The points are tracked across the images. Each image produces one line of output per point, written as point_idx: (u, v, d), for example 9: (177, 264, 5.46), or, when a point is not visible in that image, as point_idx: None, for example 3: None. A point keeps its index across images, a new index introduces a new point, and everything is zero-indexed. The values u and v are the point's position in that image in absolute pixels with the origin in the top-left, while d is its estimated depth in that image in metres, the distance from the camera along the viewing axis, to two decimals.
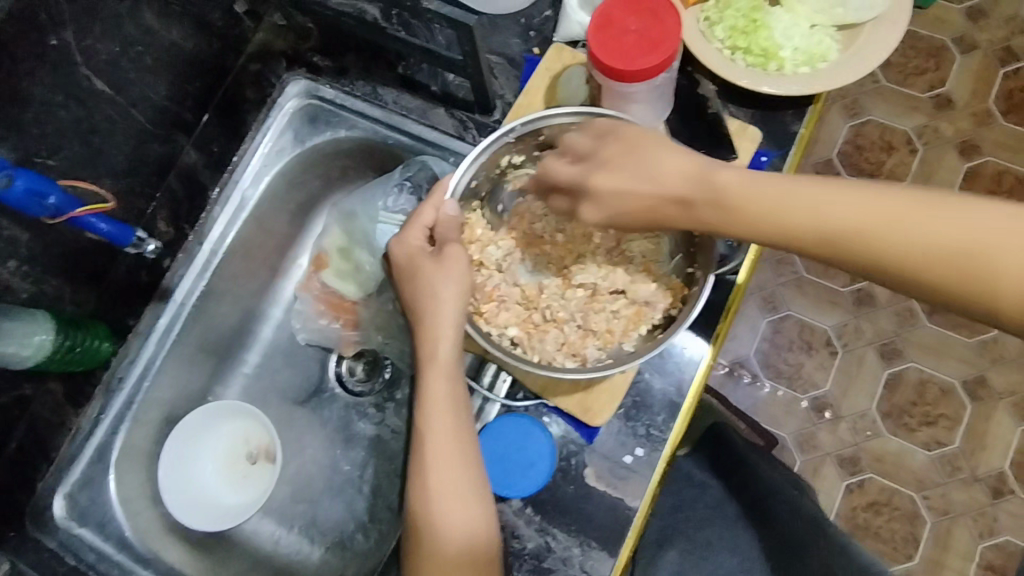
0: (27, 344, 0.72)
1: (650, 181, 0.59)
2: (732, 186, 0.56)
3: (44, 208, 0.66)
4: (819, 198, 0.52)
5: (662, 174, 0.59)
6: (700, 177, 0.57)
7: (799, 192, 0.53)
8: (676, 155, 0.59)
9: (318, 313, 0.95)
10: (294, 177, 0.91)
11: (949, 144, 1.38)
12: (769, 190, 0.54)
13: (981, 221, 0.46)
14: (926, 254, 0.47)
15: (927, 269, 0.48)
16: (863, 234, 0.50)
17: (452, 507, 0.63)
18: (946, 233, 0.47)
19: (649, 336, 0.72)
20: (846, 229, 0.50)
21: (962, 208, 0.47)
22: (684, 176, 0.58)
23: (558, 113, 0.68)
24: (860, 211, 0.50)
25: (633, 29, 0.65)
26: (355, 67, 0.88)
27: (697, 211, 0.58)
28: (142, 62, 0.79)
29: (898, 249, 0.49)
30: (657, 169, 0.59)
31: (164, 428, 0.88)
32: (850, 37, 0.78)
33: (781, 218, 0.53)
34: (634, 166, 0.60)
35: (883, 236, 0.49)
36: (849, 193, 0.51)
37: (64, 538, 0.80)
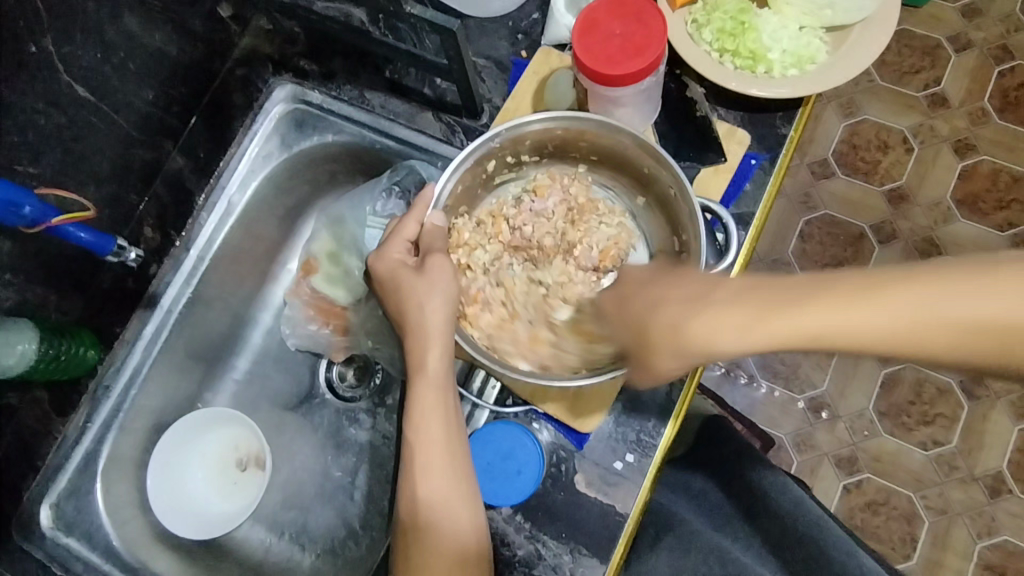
0: (10, 354, 0.71)
1: (647, 357, 0.53)
2: (715, 310, 0.49)
3: (19, 218, 0.65)
4: (849, 311, 0.44)
5: (665, 322, 0.51)
6: (681, 324, 0.50)
7: (757, 314, 0.47)
8: (684, 313, 0.50)
9: (308, 318, 0.94)
10: (282, 182, 0.90)
11: (944, 142, 1.37)
12: (758, 318, 0.47)
13: (990, 307, 0.41)
14: (1002, 357, 0.42)
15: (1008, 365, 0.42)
16: (898, 340, 0.43)
17: (442, 518, 0.63)
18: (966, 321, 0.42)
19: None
20: (859, 341, 0.44)
21: (994, 292, 0.41)
22: (677, 310, 0.51)
23: (535, 118, 0.68)
24: (915, 317, 0.43)
25: (617, 33, 0.65)
26: (342, 71, 0.88)
27: (692, 335, 0.49)
28: (126, 68, 0.78)
29: (967, 354, 0.42)
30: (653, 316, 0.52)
31: (152, 436, 0.88)
32: (839, 39, 0.77)
33: (762, 338, 0.47)
34: (665, 286, 0.54)
35: (936, 342, 0.43)
36: (882, 298, 0.44)
37: (51, 547, 0.80)
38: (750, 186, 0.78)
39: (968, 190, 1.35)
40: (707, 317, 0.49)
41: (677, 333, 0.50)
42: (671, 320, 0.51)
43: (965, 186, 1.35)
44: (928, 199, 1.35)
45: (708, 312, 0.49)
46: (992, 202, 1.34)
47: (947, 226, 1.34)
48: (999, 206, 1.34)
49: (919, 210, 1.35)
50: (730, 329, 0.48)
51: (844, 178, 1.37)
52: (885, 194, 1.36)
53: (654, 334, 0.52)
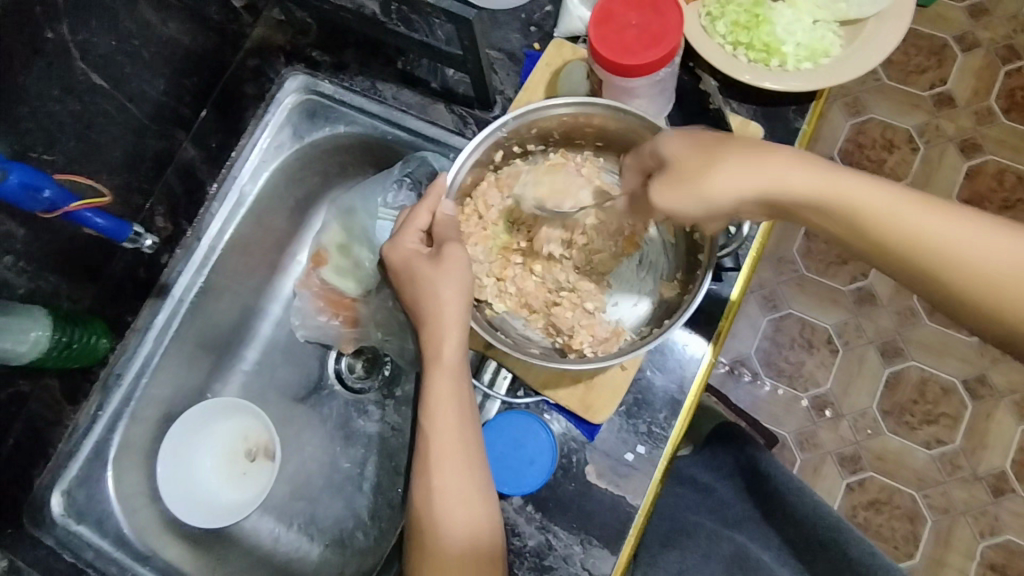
0: (23, 341, 0.72)
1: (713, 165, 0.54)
2: (803, 164, 0.53)
3: (38, 202, 0.65)
4: (981, 237, 0.48)
5: (731, 178, 0.54)
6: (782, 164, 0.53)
7: (955, 215, 0.49)
8: (786, 164, 0.53)
9: (317, 310, 0.94)
10: (293, 172, 0.90)
11: (950, 142, 1.37)
12: (861, 178, 0.51)
13: None
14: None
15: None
16: (976, 265, 0.47)
17: (456, 507, 0.63)
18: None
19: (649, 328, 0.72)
20: (947, 244, 0.48)
21: None
22: (782, 162, 0.53)
23: (553, 104, 0.68)
24: (998, 252, 0.47)
25: (633, 24, 0.65)
26: (354, 62, 0.88)
27: (791, 179, 0.53)
28: (140, 56, 0.78)
29: (1021, 297, 0.46)
30: (739, 151, 0.54)
31: (162, 426, 0.88)
32: (852, 34, 0.77)
33: (928, 226, 0.49)
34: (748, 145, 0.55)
35: (997, 278, 0.47)
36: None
37: (62, 535, 0.80)
38: None
39: (974, 190, 1.35)
40: (795, 169, 0.53)
41: (762, 167, 0.53)
42: (769, 168, 0.53)
43: (971, 186, 1.35)
44: (934, 198, 1.35)
45: (797, 165, 0.53)
46: (997, 202, 1.34)
47: None
48: (1004, 206, 1.34)
49: None
50: (909, 210, 0.50)
51: None
52: None
53: (741, 179, 0.54)
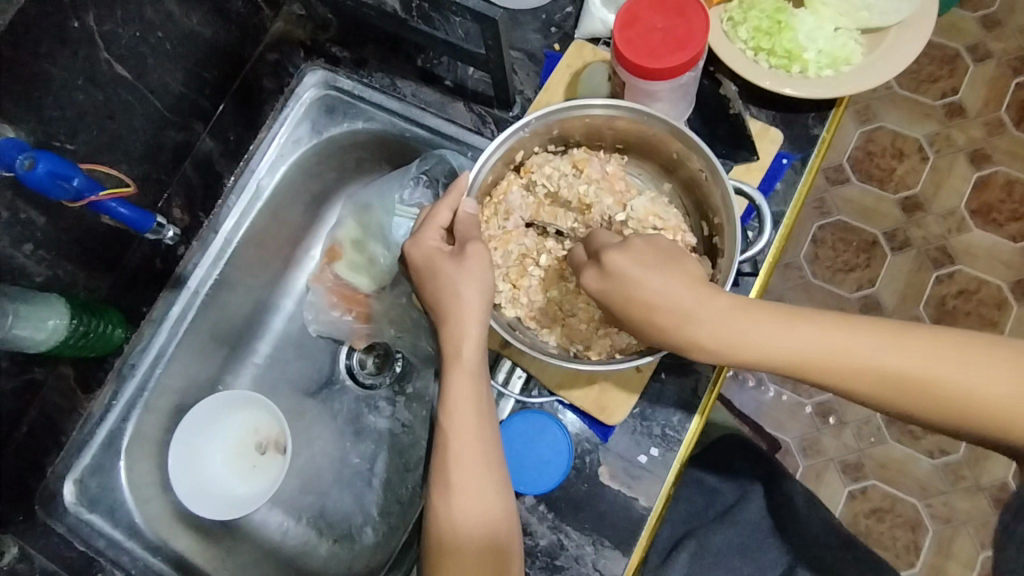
0: (41, 329, 0.72)
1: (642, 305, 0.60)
2: (723, 317, 0.58)
3: (67, 190, 0.66)
4: (883, 352, 0.54)
5: (654, 306, 0.59)
6: (679, 310, 0.59)
7: (832, 331, 0.56)
8: (711, 309, 0.58)
9: (331, 305, 0.95)
10: (311, 167, 0.90)
11: (960, 152, 1.37)
12: (766, 325, 0.57)
13: (915, 358, 0.53)
14: (969, 403, 0.52)
15: (943, 411, 0.53)
16: (860, 367, 0.54)
17: (473, 504, 0.63)
18: (900, 368, 0.53)
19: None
20: (835, 359, 0.55)
21: (917, 343, 0.53)
22: (686, 295, 0.59)
23: (590, 104, 0.68)
24: (896, 362, 0.53)
25: (659, 27, 0.65)
26: (374, 59, 0.87)
27: (693, 326, 0.58)
28: (163, 48, 0.78)
29: (920, 395, 0.53)
30: (659, 292, 0.59)
31: (174, 417, 0.88)
32: (874, 42, 0.77)
33: (813, 348, 0.56)
34: (659, 268, 0.60)
35: (909, 385, 0.53)
36: (913, 344, 0.54)
37: (73, 523, 0.80)
38: (781, 185, 0.78)
39: (983, 200, 1.35)
40: (711, 312, 0.58)
41: (681, 326, 0.59)
42: (699, 328, 0.58)
43: (980, 196, 1.35)
44: (943, 208, 1.35)
45: (712, 318, 0.58)
46: (1006, 213, 1.34)
47: (961, 236, 1.34)
48: (1014, 217, 1.34)
49: (933, 219, 1.35)
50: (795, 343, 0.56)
51: (858, 185, 1.37)
52: (899, 202, 1.36)
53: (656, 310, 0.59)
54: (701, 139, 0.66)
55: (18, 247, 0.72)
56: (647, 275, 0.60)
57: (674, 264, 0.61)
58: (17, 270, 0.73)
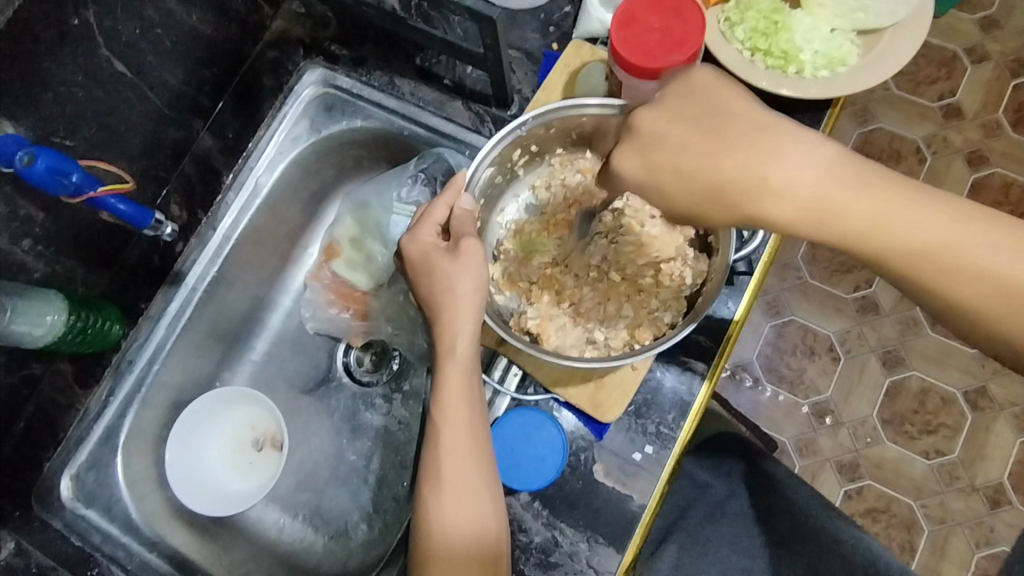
0: (39, 324, 0.72)
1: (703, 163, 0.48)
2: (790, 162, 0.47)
3: (65, 186, 0.67)
4: (894, 205, 0.46)
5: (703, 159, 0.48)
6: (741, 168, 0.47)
7: (892, 197, 0.46)
8: (744, 143, 0.47)
9: (328, 303, 0.95)
10: (309, 165, 0.90)
11: (957, 154, 1.38)
12: (835, 183, 0.46)
13: (969, 240, 0.45)
14: (972, 272, 0.45)
15: (944, 278, 0.46)
16: (913, 243, 0.46)
17: (463, 501, 0.63)
18: (953, 246, 0.45)
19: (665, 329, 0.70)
20: (884, 232, 0.46)
21: (975, 223, 0.45)
22: (732, 134, 0.48)
23: (586, 102, 0.69)
24: (950, 236, 0.45)
25: (655, 27, 0.65)
26: (373, 57, 0.88)
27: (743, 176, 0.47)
28: (162, 44, 0.79)
29: (975, 281, 0.45)
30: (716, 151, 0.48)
31: (170, 413, 0.88)
32: (871, 43, 0.78)
33: (866, 216, 0.46)
34: (718, 140, 0.48)
35: (914, 245, 0.46)
36: (967, 222, 0.46)
37: (69, 518, 0.80)
38: None
39: (979, 202, 1.36)
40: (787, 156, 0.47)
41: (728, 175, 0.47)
42: (737, 165, 0.47)
43: (977, 198, 1.36)
44: None
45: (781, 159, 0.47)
46: (1002, 215, 1.35)
47: None
48: (1009, 219, 1.34)
49: None
50: (839, 207, 0.46)
51: None
52: None
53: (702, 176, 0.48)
54: None
55: (17, 243, 0.72)
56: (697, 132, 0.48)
57: (728, 117, 0.48)
58: (15, 266, 0.73)
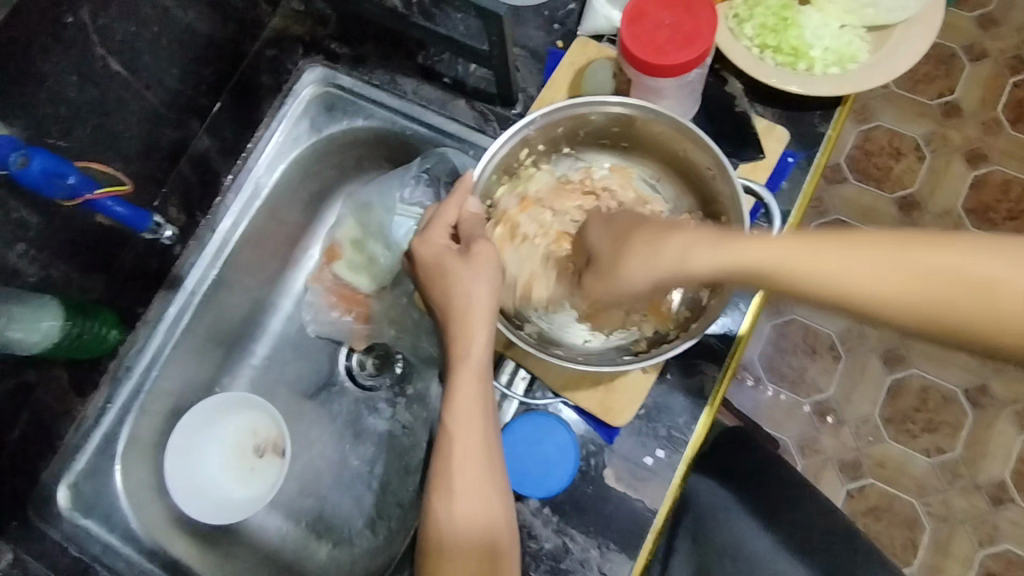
0: (34, 331, 0.70)
1: (621, 269, 0.54)
2: (682, 253, 0.48)
3: (62, 188, 0.65)
4: (807, 278, 0.42)
5: (629, 278, 0.53)
6: (668, 264, 0.49)
7: (831, 264, 0.41)
8: (638, 250, 0.52)
9: (330, 305, 0.93)
10: (309, 166, 0.89)
11: (956, 151, 1.37)
12: (733, 253, 0.46)
13: (875, 278, 0.39)
14: (892, 301, 0.39)
15: (894, 309, 0.39)
16: (854, 282, 0.40)
17: (476, 510, 0.62)
18: (827, 282, 0.40)
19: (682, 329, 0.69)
20: (813, 281, 0.41)
21: (842, 252, 0.40)
22: (647, 244, 0.51)
23: (597, 101, 0.67)
24: (855, 281, 0.40)
25: (667, 23, 0.64)
26: (374, 56, 0.86)
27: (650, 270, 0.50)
28: (158, 43, 0.77)
29: (922, 321, 0.38)
30: (630, 256, 0.53)
31: (169, 420, 0.86)
32: (880, 39, 0.77)
33: (795, 277, 0.42)
34: (649, 243, 0.51)
35: (844, 297, 0.40)
36: (892, 263, 0.39)
37: (68, 529, 0.79)
38: (787, 183, 0.77)
39: (980, 199, 1.35)
40: (659, 249, 0.50)
41: (621, 270, 0.53)
42: (641, 268, 0.51)
43: (977, 195, 1.35)
44: (940, 207, 1.35)
45: (645, 252, 0.51)
46: (1003, 212, 1.34)
47: None
48: (1010, 216, 1.34)
49: (929, 217, 1.35)
50: (747, 260, 0.45)
51: (856, 183, 1.37)
52: (896, 201, 1.36)
53: (639, 285, 0.53)
54: (707, 136, 0.65)
55: (11, 247, 0.70)
56: (626, 245, 0.54)
57: (670, 232, 0.52)
58: (9, 270, 0.71)
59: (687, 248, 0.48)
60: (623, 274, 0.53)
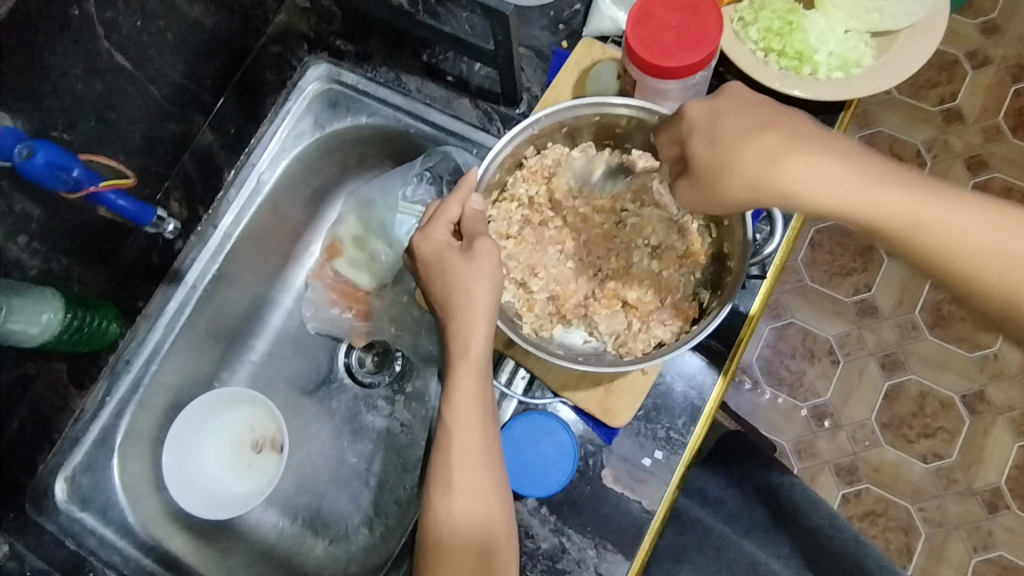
0: (35, 323, 0.70)
1: (726, 182, 0.54)
2: (819, 172, 0.50)
3: (65, 181, 0.65)
4: (901, 195, 0.48)
5: (739, 165, 0.53)
6: (783, 177, 0.51)
7: (941, 199, 0.47)
8: (784, 133, 0.52)
9: (330, 302, 0.93)
10: (312, 162, 0.89)
11: (957, 158, 1.37)
12: (857, 175, 0.49)
13: (979, 231, 0.46)
14: (990, 252, 0.45)
15: (998, 273, 0.45)
16: (958, 228, 0.46)
17: (474, 505, 0.62)
18: (931, 218, 0.47)
19: (682, 328, 0.70)
20: (930, 218, 0.47)
21: (955, 204, 0.47)
22: (763, 154, 0.52)
23: (602, 102, 0.67)
24: (957, 222, 0.46)
25: (672, 25, 0.64)
26: (379, 53, 0.86)
27: (777, 171, 0.51)
28: (163, 37, 0.77)
29: (1012, 272, 0.45)
30: (746, 145, 0.53)
31: (168, 414, 0.86)
32: (885, 44, 0.76)
33: (908, 204, 0.47)
34: (762, 121, 0.54)
35: (958, 247, 0.46)
36: (991, 217, 0.46)
37: (65, 522, 0.78)
38: None
39: None
40: (802, 158, 0.51)
41: (767, 171, 0.52)
42: (756, 159, 0.52)
43: None
44: None
45: (799, 159, 0.51)
46: None
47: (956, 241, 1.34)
48: None
49: None
50: (856, 185, 0.49)
51: None
52: None
53: (756, 184, 0.52)
54: None
55: (13, 239, 0.70)
56: (761, 132, 0.53)
57: (791, 122, 0.54)
58: (11, 262, 0.71)
59: (800, 163, 0.50)
60: (727, 181, 0.54)
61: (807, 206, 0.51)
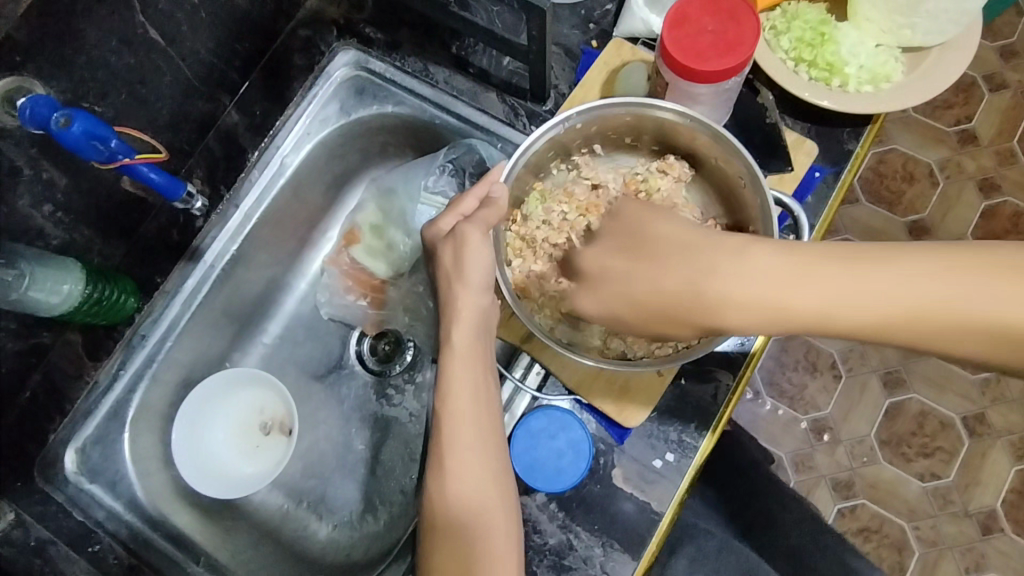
0: (55, 293, 0.71)
1: (654, 283, 0.60)
2: (746, 266, 0.55)
3: (101, 152, 0.65)
4: (801, 289, 0.52)
5: (664, 281, 0.59)
6: (692, 286, 0.57)
7: (797, 268, 0.53)
8: (688, 259, 0.58)
9: (346, 289, 0.93)
10: (335, 148, 0.89)
11: (970, 180, 1.38)
12: (795, 270, 0.53)
13: (910, 286, 0.49)
14: (894, 316, 0.49)
15: (850, 316, 0.50)
16: (878, 317, 0.50)
17: (467, 493, 0.63)
18: (797, 310, 0.52)
19: None
20: (813, 304, 0.52)
21: (858, 275, 0.50)
22: (683, 258, 0.59)
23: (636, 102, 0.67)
24: (854, 297, 0.50)
25: (709, 29, 0.64)
26: (407, 43, 0.87)
27: (713, 282, 0.56)
28: (197, 15, 0.77)
29: (916, 318, 0.49)
30: (664, 271, 0.59)
31: (179, 391, 0.86)
32: (914, 60, 0.77)
33: (799, 304, 0.52)
34: (650, 262, 0.61)
35: (872, 316, 0.50)
36: (899, 268, 0.50)
37: (73, 492, 0.78)
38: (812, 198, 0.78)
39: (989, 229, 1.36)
40: (734, 267, 0.56)
41: (705, 284, 0.56)
42: (685, 277, 0.58)
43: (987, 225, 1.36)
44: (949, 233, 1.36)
45: (736, 269, 0.55)
46: None
47: None
48: None
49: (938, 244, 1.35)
50: (769, 284, 0.53)
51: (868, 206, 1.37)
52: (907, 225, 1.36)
53: (659, 288, 0.59)
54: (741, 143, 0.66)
55: (37, 208, 0.71)
56: (670, 238, 0.61)
57: (685, 249, 0.59)
58: (34, 231, 0.72)
59: (725, 283, 0.56)
60: (694, 314, 0.58)
61: (739, 319, 0.55)
